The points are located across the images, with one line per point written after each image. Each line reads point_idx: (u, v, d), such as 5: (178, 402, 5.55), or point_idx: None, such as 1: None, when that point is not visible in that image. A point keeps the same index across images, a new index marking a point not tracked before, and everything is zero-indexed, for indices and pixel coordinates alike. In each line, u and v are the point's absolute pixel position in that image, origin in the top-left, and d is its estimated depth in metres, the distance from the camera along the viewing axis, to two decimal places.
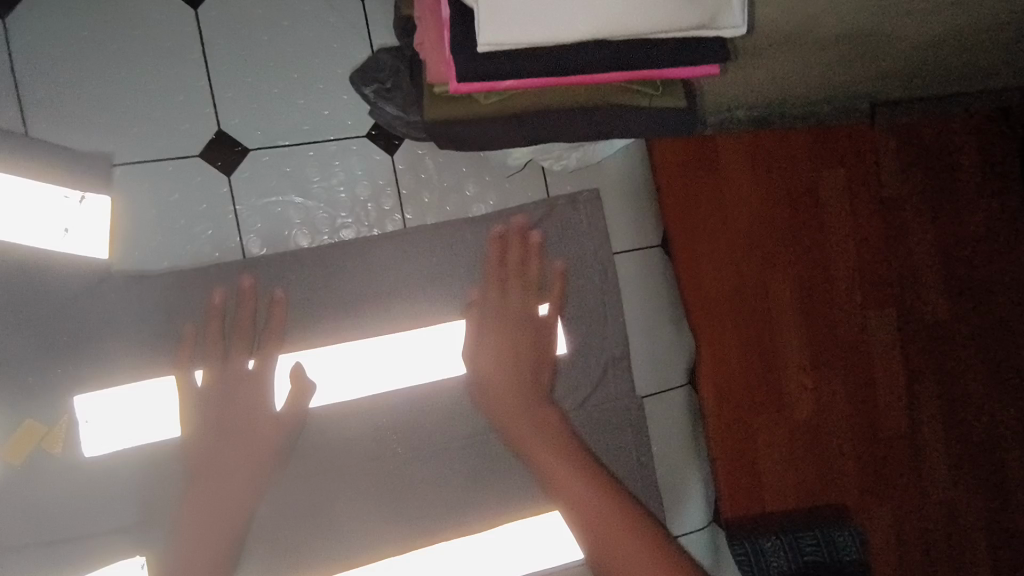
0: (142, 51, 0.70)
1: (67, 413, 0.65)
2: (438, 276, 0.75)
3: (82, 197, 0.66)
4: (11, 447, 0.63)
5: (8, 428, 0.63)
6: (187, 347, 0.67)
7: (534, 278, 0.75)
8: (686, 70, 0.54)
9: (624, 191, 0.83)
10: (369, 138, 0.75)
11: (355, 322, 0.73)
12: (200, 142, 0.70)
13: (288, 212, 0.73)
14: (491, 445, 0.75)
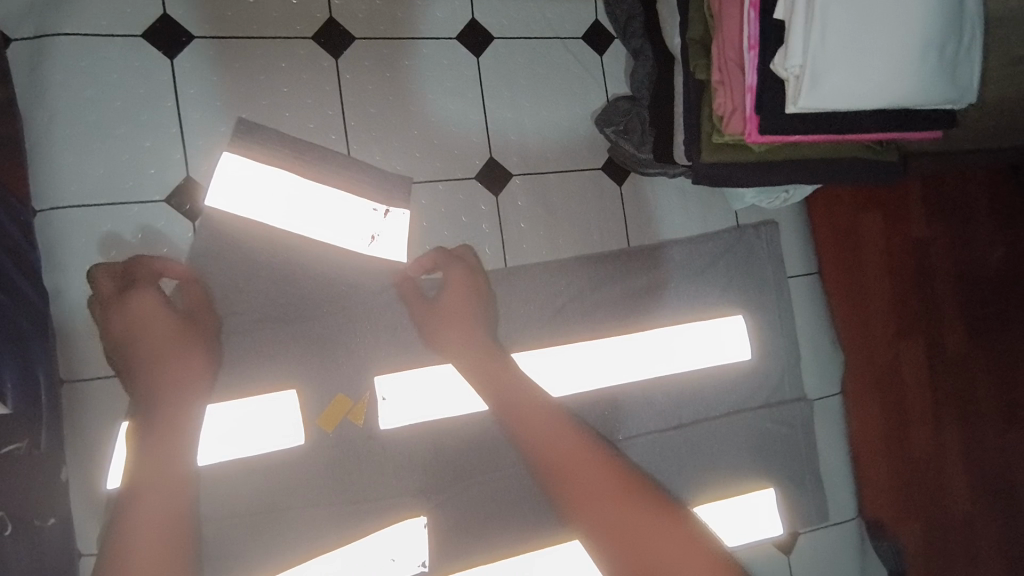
0: (436, 87, 0.82)
1: (368, 391, 0.77)
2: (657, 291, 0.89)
3: (387, 212, 0.79)
4: (326, 416, 0.75)
5: (325, 400, 0.75)
6: None
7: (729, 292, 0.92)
8: (921, 130, 0.71)
9: (797, 223, 0.98)
10: (604, 170, 0.90)
11: (592, 326, 0.86)
12: (477, 167, 0.84)
13: (537, 228, 0.86)
14: (687, 433, 0.89)
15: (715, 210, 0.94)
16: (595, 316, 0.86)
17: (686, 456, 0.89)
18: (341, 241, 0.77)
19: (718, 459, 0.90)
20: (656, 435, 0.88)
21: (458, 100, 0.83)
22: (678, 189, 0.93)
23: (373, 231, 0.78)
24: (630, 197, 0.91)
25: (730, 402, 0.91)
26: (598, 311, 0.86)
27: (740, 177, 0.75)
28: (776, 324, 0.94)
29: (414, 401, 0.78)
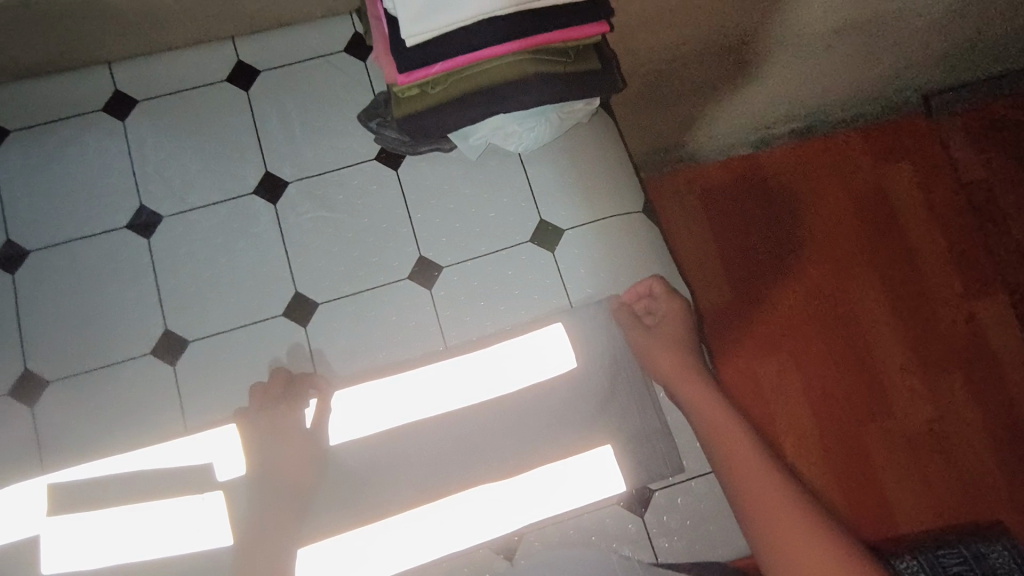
0: (211, 127, 0.94)
1: (172, 433, 0.84)
2: (451, 297, 0.90)
3: (204, 495, 0.81)
4: (129, 448, 0.84)
5: (129, 439, 0.84)
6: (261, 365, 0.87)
7: (530, 273, 0.91)
8: (576, 32, 0.71)
9: (606, 167, 0.93)
10: (378, 159, 0.93)
11: (388, 349, 0.88)
12: (253, 183, 0.92)
13: (320, 225, 0.91)
14: (506, 415, 0.86)
15: (505, 173, 0.93)
16: (389, 340, 0.88)
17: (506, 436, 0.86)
18: (165, 521, 0.80)
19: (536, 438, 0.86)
20: (472, 421, 0.86)
21: (231, 133, 0.94)
22: (459, 161, 0.93)
23: (194, 524, 0.80)
24: (410, 180, 0.93)
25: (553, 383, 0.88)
26: (390, 332, 0.88)
27: (435, 125, 0.76)
28: (587, 273, 0.92)
29: (224, 454, 0.83)
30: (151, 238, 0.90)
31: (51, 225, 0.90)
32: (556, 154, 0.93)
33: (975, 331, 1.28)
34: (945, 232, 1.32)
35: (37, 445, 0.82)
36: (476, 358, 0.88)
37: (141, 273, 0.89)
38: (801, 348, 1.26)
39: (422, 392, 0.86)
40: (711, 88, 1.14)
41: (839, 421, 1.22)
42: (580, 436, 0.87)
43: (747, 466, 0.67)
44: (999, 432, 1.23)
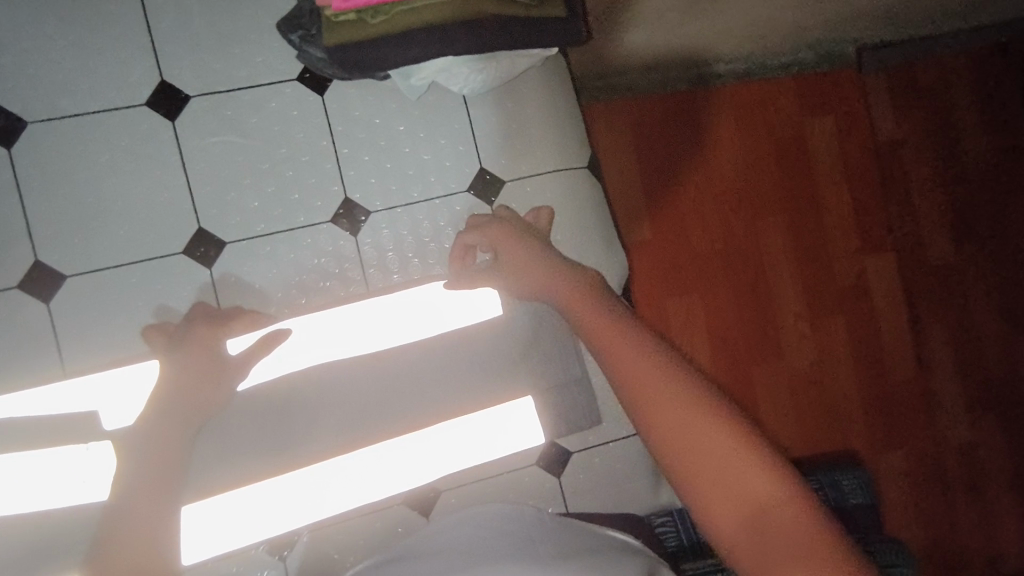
0: (88, 15, 0.77)
1: (51, 379, 0.74)
2: (379, 245, 0.82)
3: (88, 445, 0.72)
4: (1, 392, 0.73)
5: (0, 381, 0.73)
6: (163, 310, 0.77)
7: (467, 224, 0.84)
8: None
9: (552, 117, 0.87)
10: (300, 81, 0.81)
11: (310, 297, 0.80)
12: (145, 93, 0.78)
13: (228, 151, 0.80)
14: (434, 369, 0.80)
15: (444, 111, 0.84)
16: (311, 288, 0.81)
17: (433, 389, 0.79)
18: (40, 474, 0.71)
19: (460, 391, 0.80)
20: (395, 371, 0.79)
21: (115, 26, 0.77)
22: (393, 93, 0.83)
23: (78, 475, 0.71)
24: (336, 108, 0.82)
25: (485, 340, 0.81)
26: (313, 280, 0.81)
27: (370, 59, 0.65)
28: None
29: (111, 399, 0.74)
30: (14, 147, 0.75)
31: None
32: (501, 96, 0.85)
33: (861, 282, 1.38)
34: (851, 185, 1.38)
35: None
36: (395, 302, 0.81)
37: (2, 191, 0.75)
38: (709, 288, 1.31)
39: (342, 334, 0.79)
40: (667, 16, 1.03)
41: (732, 357, 1.32)
42: (502, 387, 0.81)
43: (645, 374, 0.49)
44: (863, 372, 1.38)
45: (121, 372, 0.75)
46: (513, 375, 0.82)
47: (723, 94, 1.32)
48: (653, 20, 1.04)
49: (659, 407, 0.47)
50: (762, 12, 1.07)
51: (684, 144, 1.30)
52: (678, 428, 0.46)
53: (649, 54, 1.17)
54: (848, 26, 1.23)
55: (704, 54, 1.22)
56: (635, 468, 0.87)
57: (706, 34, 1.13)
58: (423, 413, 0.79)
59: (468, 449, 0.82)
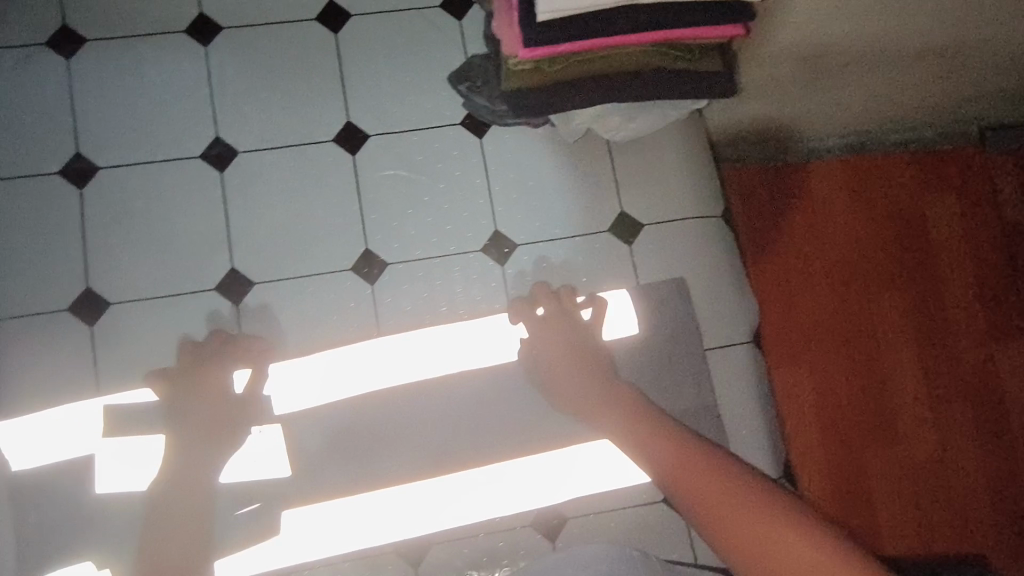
0: (294, 65, 0.91)
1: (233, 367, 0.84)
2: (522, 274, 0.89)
3: (261, 429, 0.82)
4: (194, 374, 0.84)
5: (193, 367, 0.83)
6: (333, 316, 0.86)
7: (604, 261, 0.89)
8: (708, 30, 0.68)
9: (687, 167, 0.92)
10: (462, 125, 0.91)
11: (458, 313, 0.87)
12: (333, 130, 0.90)
13: (397, 183, 0.90)
14: (565, 390, 0.84)
15: (588, 156, 0.91)
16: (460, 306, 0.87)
17: (563, 410, 0.84)
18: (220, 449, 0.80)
19: None
20: (529, 388, 0.85)
21: (315, 75, 0.91)
22: (543, 139, 0.91)
23: (252, 454, 0.82)
24: (493, 151, 0.91)
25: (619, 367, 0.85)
26: (463, 299, 0.88)
27: (544, 102, 0.74)
28: (662, 267, 0.89)
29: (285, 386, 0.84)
30: (225, 170, 0.88)
31: (124, 144, 0.87)
32: (640, 145, 0.92)
33: (997, 371, 1.22)
34: (980, 264, 1.25)
35: (96, 364, 0.82)
36: (526, 317, 0.87)
37: (211, 207, 0.87)
38: (817, 362, 1.20)
39: (468, 345, 0.85)
40: (784, 85, 1.02)
41: (844, 439, 1.18)
42: None
43: (725, 501, 0.54)
44: (1004, 472, 1.19)
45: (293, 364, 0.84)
46: None
47: (835, 160, 1.25)
48: (771, 89, 1.03)
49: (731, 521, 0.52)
50: (883, 82, 1.03)
51: (793, 211, 1.24)
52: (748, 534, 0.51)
53: (765, 125, 1.15)
54: (979, 97, 1.16)
55: (823, 129, 1.19)
56: None
57: (823, 107, 1.10)
58: (551, 431, 0.84)
59: (595, 470, 0.84)
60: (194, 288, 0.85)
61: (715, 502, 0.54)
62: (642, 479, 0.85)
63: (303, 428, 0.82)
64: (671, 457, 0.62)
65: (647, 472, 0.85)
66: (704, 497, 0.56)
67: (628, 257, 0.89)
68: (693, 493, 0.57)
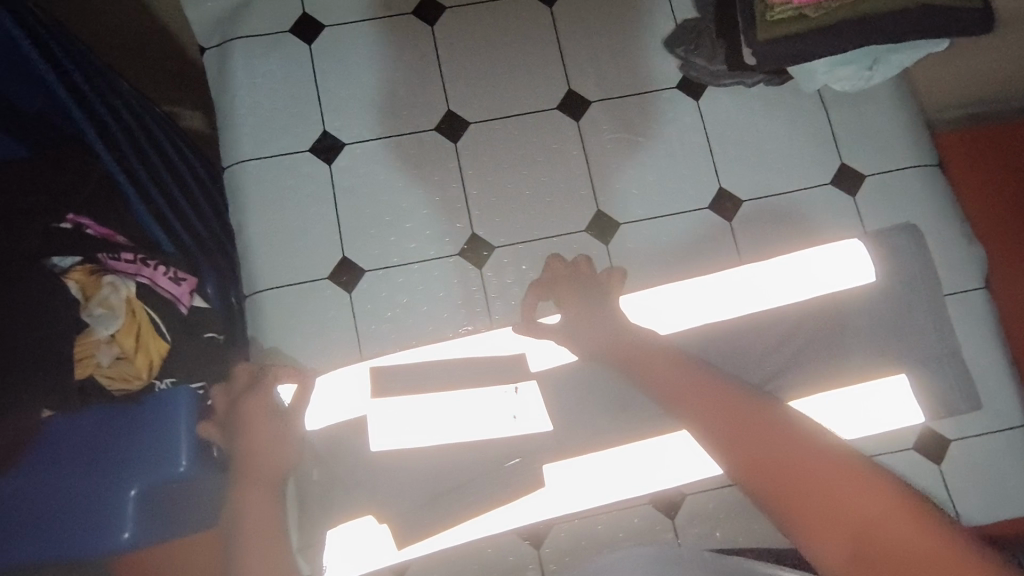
0: (515, 39, 0.94)
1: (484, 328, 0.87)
2: (751, 228, 0.90)
3: (517, 387, 0.84)
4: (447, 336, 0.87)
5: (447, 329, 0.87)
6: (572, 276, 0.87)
7: (832, 212, 0.90)
8: None
9: (902, 118, 0.93)
10: (679, 88, 0.94)
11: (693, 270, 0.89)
12: (556, 99, 0.93)
13: (621, 146, 0.92)
14: (808, 339, 0.85)
15: (804, 112, 0.93)
16: (693, 263, 0.89)
17: (809, 358, 0.85)
18: (483, 405, 0.84)
19: (834, 360, 0.85)
20: (774, 339, 0.85)
21: (535, 48, 0.94)
22: (759, 97, 0.93)
23: (512, 410, 0.83)
24: (711, 111, 0.93)
25: (862, 313, 0.85)
26: (695, 256, 0.90)
27: (801, 47, 0.76)
28: (889, 215, 0.90)
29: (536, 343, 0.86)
30: (459, 141, 0.91)
31: (365, 122, 0.91)
32: (853, 99, 0.94)
33: None
34: None
35: (359, 327, 0.87)
36: (761, 270, 0.88)
37: (448, 176, 0.91)
38: None
39: (707, 299, 0.87)
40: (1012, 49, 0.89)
41: None
42: (876, 362, 0.85)
43: (840, 529, 0.46)
44: None
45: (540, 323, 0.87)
46: (887, 350, 0.85)
47: None
48: None
49: (814, 490, 0.48)
50: None
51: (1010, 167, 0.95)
52: (836, 505, 0.47)
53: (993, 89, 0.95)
54: None
55: None
56: (1010, 461, 0.85)
57: None
58: (799, 382, 0.84)
59: (845, 417, 0.84)
60: (440, 253, 0.89)
61: (787, 466, 0.51)
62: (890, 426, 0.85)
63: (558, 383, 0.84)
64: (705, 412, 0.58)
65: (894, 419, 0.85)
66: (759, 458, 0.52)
67: (854, 207, 0.90)
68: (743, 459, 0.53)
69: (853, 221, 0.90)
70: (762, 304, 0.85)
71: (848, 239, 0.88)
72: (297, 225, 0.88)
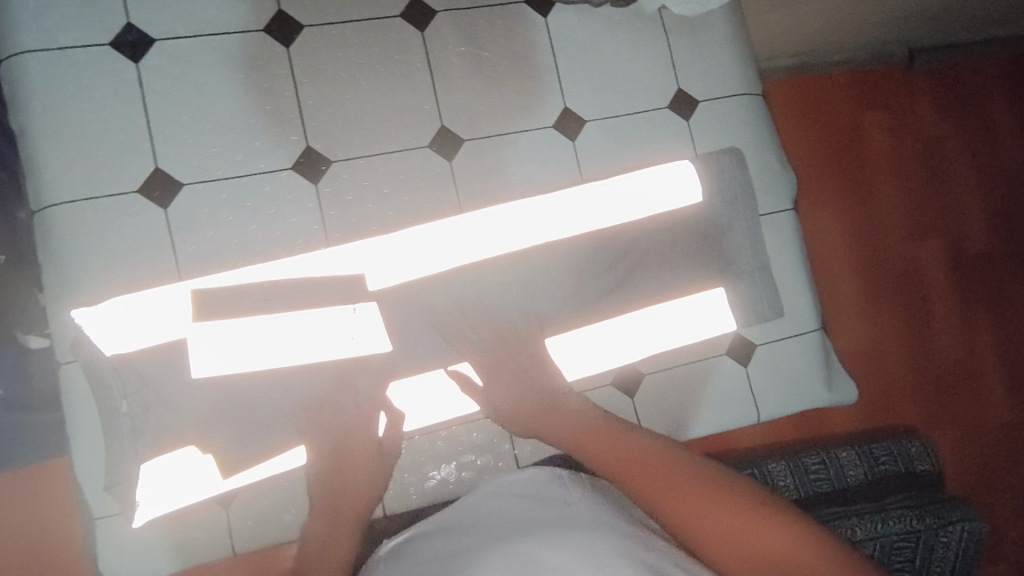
0: None
1: (316, 246, 0.83)
2: (591, 150, 0.92)
3: (356, 307, 0.81)
4: (278, 254, 0.82)
5: (279, 245, 0.82)
6: (416, 198, 0.86)
7: (668, 136, 0.94)
8: None
9: (732, 51, 0.99)
10: (527, 4, 0.92)
11: (533, 189, 0.90)
12: (400, 6, 0.88)
13: (467, 61, 0.89)
14: (635, 259, 0.90)
15: (645, 38, 0.95)
16: (533, 183, 0.90)
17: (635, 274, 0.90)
18: (320, 327, 0.81)
19: (659, 277, 0.90)
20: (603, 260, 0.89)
21: None
22: (604, 20, 0.94)
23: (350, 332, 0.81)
24: (557, 30, 0.92)
25: (683, 235, 0.91)
26: (536, 175, 0.90)
27: None
28: (718, 140, 0.95)
29: (374, 262, 0.83)
30: (292, 46, 0.84)
31: (179, 16, 0.81)
32: (690, 29, 0.97)
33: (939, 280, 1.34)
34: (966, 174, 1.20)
35: (175, 247, 0.78)
36: (592, 190, 0.91)
37: (279, 83, 0.83)
38: None
39: (542, 219, 0.88)
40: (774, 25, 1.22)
41: None
42: (696, 280, 0.92)
43: (698, 512, 0.65)
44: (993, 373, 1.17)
45: (376, 242, 0.84)
46: (706, 268, 0.92)
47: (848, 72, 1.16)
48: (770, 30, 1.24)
49: (701, 518, 0.65)
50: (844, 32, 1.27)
51: None
52: (682, 504, 0.66)
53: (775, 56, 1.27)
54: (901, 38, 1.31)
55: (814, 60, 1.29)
56: (809, 365, 0.95)
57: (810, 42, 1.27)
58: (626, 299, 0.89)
59: (665, 330, 0.91)
60: (269, 168, 0.82)
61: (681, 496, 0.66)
62: (709, 337, 0.93)
63: (397, 305, 0.82)
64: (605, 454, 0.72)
65: (712, 331, 0.93)
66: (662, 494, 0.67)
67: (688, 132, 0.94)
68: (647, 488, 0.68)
69: (686, 146, 0.94)
70: (592, 225, 0.89)
71: (676, 162, 0.93)
72: (95, 131, 0.77)
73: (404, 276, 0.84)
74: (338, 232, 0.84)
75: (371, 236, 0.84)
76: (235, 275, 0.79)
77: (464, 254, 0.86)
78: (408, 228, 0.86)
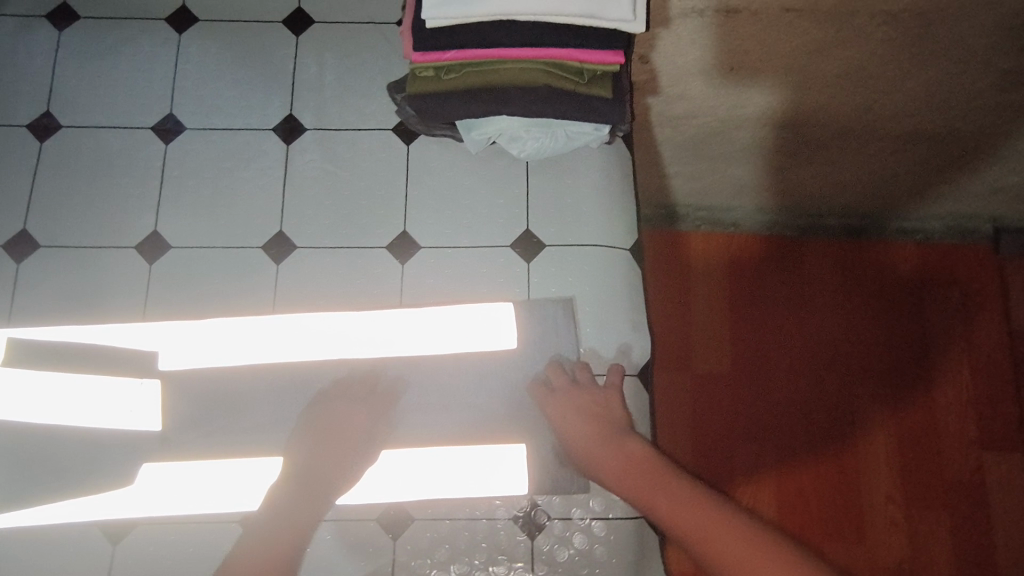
0: (254, 60, 0.99)
1: (128, 320, 0.90)
2: (416, 277, 0.91)
3: (142, 381, 0.86)
4: (93, 322, 0.89)
5: (95, 314, 0.89)
6: (234, 293, 0.91)
7: (502, 275, 0.91)
8: (594, 55, 0.73)
9: (605, 198, 0.93)
10: (394, 131, 0.97)
11: (348, 304, 0.90)
12: (274, 121, 0.97)
13: (320, 176, 0.95)
14: (428, 393, 0.87)
15: (506, 175, 0.95)
16: (350, 298, 0.91)
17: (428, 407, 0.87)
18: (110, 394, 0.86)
19: (451, 415, 0.86)
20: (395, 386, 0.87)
21: (270, 70, 0.98)
22: (467, 154, 0.95)
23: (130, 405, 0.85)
24: (417, 158, 0.95)
25: (484, 379, 0.88)
26: (353, 292, 0.91)
27: (447, 109, 0.76)
28: (558, 287, 0.91)
29: (175, 344, 0.88)
30: (169, 144, 0.95)
31: (87, 110, 0.96)
32: (560, 172, 0.94)
33: (885, 414, 1.40)
34: (864, 327, 1.44)
35: (13, 298, 0.89)
36: (401, 316, 0.90)
37: (149, 174, 0.94)
38: (703, 402, 1.40)
39: (346, 334, 0.89)
40: (693, 116, 1.20)
41: (723, 464, 1.36)
42: (494, 429, 0.86)
43: (706, 529, 0.68)
44: (879, 492, 1.36)
45: (181, 325, 0.89)
46: (505, 417, 0.87)
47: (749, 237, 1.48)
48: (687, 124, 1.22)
49: (713, 543, 0.67)
50: (759, 166, 1.33)
51: (708, 285, 1.46)
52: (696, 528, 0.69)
53: (691, 132, 1.24)
54: (829, 211, 1.45)
55: (729, 215, 1.47)
56: (618, 557, 0.82)
57: (740, 142, 1.26)
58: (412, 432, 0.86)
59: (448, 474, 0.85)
60: (113, 244, 0.92)
61: (729, 551, 0.66)
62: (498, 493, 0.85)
63: (183, 386, 0.86)
64: (649, 492, 0.74)
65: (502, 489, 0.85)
66: (694, 534, 0.69)
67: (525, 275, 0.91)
68: (695, 537, 0.69)
69: (520, 288, 0.91)
70: (390, 351, 0.89)
71: (499, 304, 0.90)
72: None
73: (203, 362, 0.88)
74: (151, 312, 0.90)
75: (178, 321, 0.90)
76: (53, 331, 0.88)
77: (260, 354, 0.88)
78: (216, 319, 0.90)
